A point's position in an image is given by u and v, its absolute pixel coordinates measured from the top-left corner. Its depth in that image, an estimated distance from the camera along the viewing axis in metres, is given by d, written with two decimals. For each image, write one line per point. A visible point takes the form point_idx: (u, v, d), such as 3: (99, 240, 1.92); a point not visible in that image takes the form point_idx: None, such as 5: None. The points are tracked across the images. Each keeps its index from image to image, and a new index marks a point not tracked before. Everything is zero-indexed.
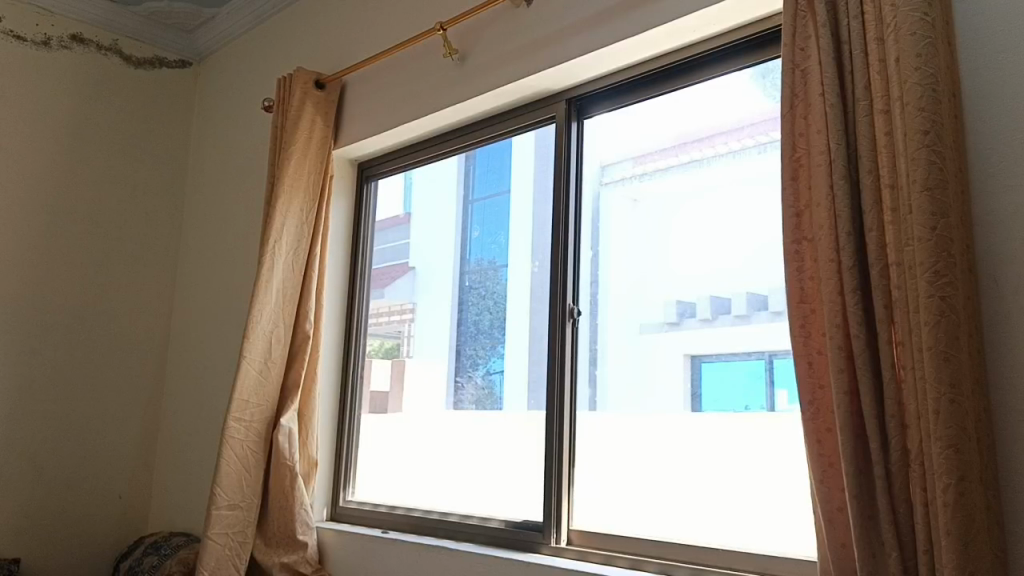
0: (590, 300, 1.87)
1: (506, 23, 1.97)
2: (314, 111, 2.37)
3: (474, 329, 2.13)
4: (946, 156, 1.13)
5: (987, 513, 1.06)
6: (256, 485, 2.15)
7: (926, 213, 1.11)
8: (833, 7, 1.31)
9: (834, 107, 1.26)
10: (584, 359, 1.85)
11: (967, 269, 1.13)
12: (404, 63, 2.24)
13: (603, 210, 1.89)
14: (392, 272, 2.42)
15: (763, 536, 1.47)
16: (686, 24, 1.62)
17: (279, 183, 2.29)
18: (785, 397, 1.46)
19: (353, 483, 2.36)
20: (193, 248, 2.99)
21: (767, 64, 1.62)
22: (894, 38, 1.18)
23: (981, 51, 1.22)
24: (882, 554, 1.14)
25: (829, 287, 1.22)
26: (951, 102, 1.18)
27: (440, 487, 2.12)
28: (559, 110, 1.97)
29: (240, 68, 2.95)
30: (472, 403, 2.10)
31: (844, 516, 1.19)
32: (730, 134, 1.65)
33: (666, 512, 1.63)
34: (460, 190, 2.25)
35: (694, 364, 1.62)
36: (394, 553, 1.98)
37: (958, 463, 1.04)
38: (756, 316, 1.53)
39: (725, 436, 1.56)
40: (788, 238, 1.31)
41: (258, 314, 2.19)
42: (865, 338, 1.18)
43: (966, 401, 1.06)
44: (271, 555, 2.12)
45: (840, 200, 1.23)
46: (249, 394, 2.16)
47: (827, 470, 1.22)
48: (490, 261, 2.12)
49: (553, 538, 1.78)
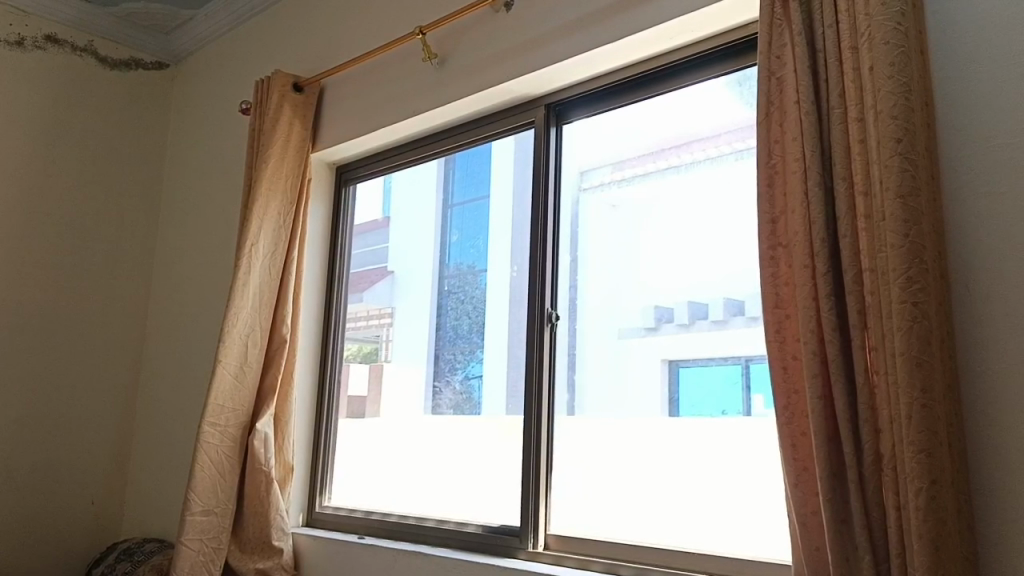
0: (568, 304, 1.87)
1: (485, 28, 1.98)
2: (292, 115, 2.36)
3: (452, 333, 2.13)
4: (919, 164, 1.15)
5: (958, 516, 1.07)
6: (232, 490, 2.13)
7: (898, 220, 1.12)
8: (809, 16, 1.33)
9: (810, 115, 1.27)
10: (562, 363, 1.85)
11: (940, 275, 1.15)
12: (384, 67, 2.24)
13: (582, 215, 1.90)
14: (371, 276, 2.41)
15: (739, 540, 1.48)
16: (663, 31, 1.63)
17: (256, 186, 2.28)
18: (761, 401, 1.47)
19: (330, 488, 2.34)
20: (169, 250, 2.96)
21: (744, 72, 1.64)
22: (869, 47, 1.20)
23: (954, 61, 1.24)
24: (856, 557, 1.15)
25: (804, 292, 1.23)
26: (925, 110, 1.19)
27: (417, 492, 2.11)
28: (539, 115, 1.98)
29: (218, 70, 2.93)
30: (449, 408, 2.09)
31: (818, 519, 1.20)
32: (707, 140, 1.67)
33: (643, 516, 1.64)
34: (440, 195, 2.25)
35: (671, 368, 1.63)
36: (371, 558, 1.96)
37: (930, 467, 1.05)
38: (733, 321, 1.54)
39: (702, 440, 1.56)
40: (763, 244, 1.32)
41: (235, 318, 2.18)
42: (839, 343, 1.20)
43: (937, 405, 1.08)
44: (245, 561, 2.10)
45: (815, 207, 1.24)
46: (225, 399, 2.15)
47: (802, 473, 1.23)
48: (469, 265, 2.12)
49: (531, 542, 1.78)
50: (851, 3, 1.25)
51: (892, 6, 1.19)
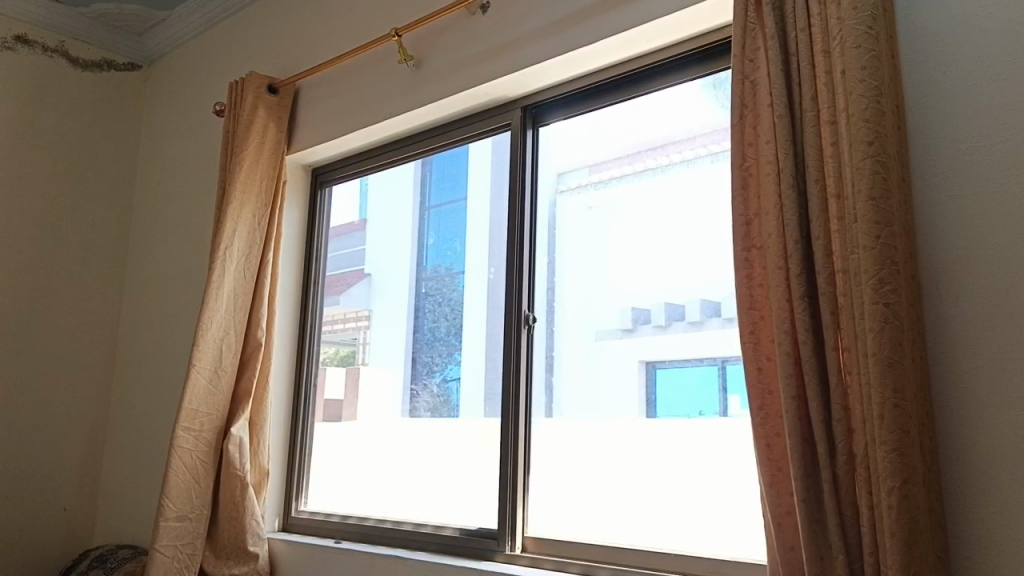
0: (545, 306, 1.88)
1: (461, 30, 1.98)
2: (266, 117, 2.35)
3: (430, 336, 2.12)
4: (891, 166, 1.16)
5: (930, 514, 1.08)
6: (206, 496, 2.11)
7: (870, 222, 1.13)
8: (782, 19, 1.34)
9: (783, 117, 1.28)
10: (539, 365, 1.85)
11: (911, 276, 1.16)
12: (360, 69, 2.23)
13: (559, 217, 1.90)
14: (347, 278, 2.40)
15: (716, 540, 1.48)
16: (638, 34, 1.64)
17: (230, 189, 2.26)
18: (737, 402, 1.48)
19: (306, 492, 2.33)
20: (142, 253, 2.93)
21: (719, 74, 1.65)
22: (841, 51, 1.21)
23: (924, 65, 1.26)
24: (830, 556, 1.15)
25: (778, 294, 1.24)
26: (896, 113, 1.21)
27: (395, 495, 2.10)
28: (515, 118, 1.98)
29: (191, 71, 2.91)
30: (427, 411, 2.09)
31: (793, 519, 1.21)
32: (682, 143, 1.68)
33: (620, 517, 1.64)
34: (417, 197, 2.24)
35: (648, 370, 1.63)
36: (348, 563, 1.95)
37: (902, 467, 1.06)
38: (709, 322, 1.55)
39: (679, 441, 1.57)
40: (737, 246, 1.33)
41: (208, 322, 2.16)
42: (812, 344, 1.21)
43: (909, 405, 1.09)
44: (221, 567, 2.08)
45: (788, 209, 1.25)
46: (199, 403, 2.13)
47: (776, 474, 1.24)
48: (447, 267, 2.12)
49: (508, 545, 1.77)
50: (823, 7, 1.27)
51: (863, 11, 1.20)
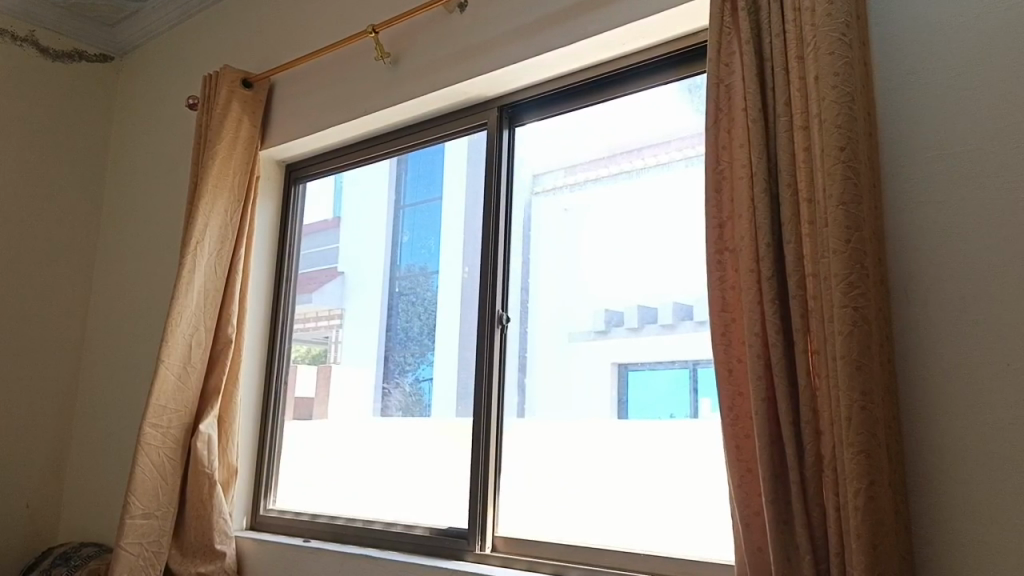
0: (518, 306, 1.88)
1: (438, 29, 1.98)
2: (240, 112, 2.33)
3: (403, 335, 2.11)
4: (861, 172, 1.17)
5: (895, 516, 1.09)
6: (173, 493, 2.09)
7: (841, 226, 1.15)
8: (757, 25, 1.35)
9: (757, 122, 1.30)
10: (512, 365, 1.85)
11: (880, 281, 1.17)
12: (336, 65, 2.22)
13: (534, 217, 1.90)
14: (319, 277, 2.38)
15: (685, 541, 1.49)
16: (615, 36, 1.65)
17: (202, 183, 2.24)
18: (708, 405, 1.49)
19: (275, 491, 2.31)
20: (111, 248, 2.89)
21: (694, 79, 1.66)
22: (814, 57, 1.23)
23: (895, 73, 1.28)
24: (796, 557, 1.16)
25: (749, 296, 1.25)
26: (867, 120, 1.22)
27: (366, 494, 2.09)
28: (491, 117, 1.98)
29: (164, 64, 2.87)
30: (398, 410, 2.08)
31: (761, 520, 1.22)
32: (658, 146, 1.69)
33: (591, 518, 1.64)
34: (392, 196, 2.23)
35: (620, 371, 1.64)
36: (318, 562, 1.94)
37: (868, 468, 1.08)
38: (681, 325, 1.56)
39: (651, 443, 1.57)
40: (710, 248, 1.34)
41: (178, 318, 2.13)
42: (782, 346, 1.22)
43: (876, 408, 1.10)
44: (187, 565, 2.06)
45: (761, 213, 1.26)
46: (167, 400, 2.10)
47: (746, 475, 1.25)
48: (421, 266, 2.11)
49: (478, 545, 1.77)
50: (798, 13, 1.28)
51: (837, 18, 1.22)
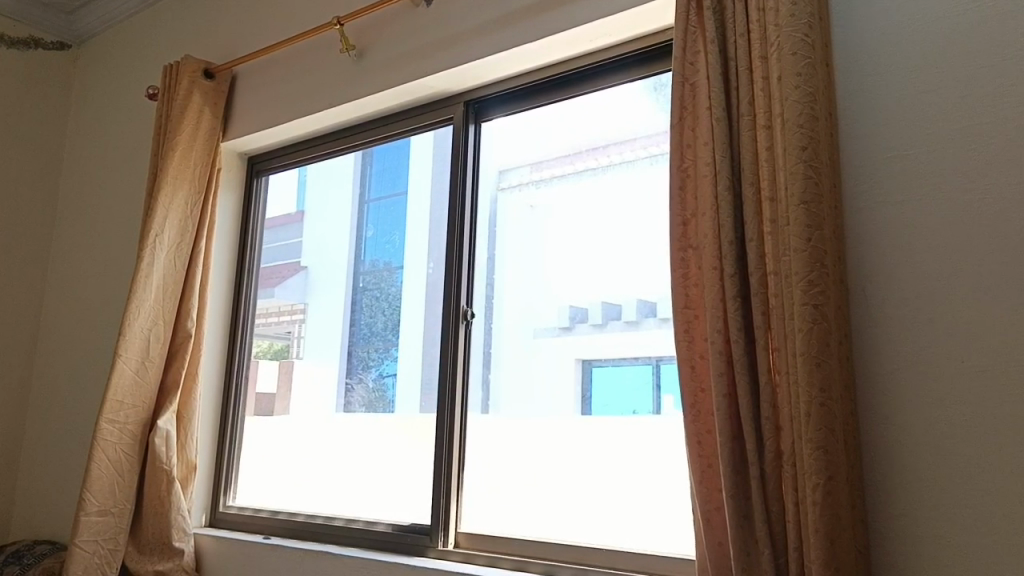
0: (483, 302, 1.87)
1: (404, 23, 1.96)
2: (201, 103, 2.29)
3: (366, 331, 2.10)
4: (822, 171, 1.19)
5: (853, 510, 1.11)
6: (130, 490, 2.05)
7: (802, 225, 1.16)
8: (721, 24, 1.36)
9: (721, 121, 1.31)
10: (477, 361, 1.85)
11: (840, 279, 1.19)
12: (300, 57, 2.20)
13: (499, 213, 1.90)
14: (282, 271, 2.35)
15: (647, 537, 1.50)
16: (581, 33, 1.65)
17: (162, 175, 2.20)
18: (671, 401, 1.50)
19: (235, 488, 2.28)
20: (68, 240, 2.83)
21: (658, 77, 1.67)
22: (778, 58, 1.24)
23: (855, 74, 1.30)
24: (756, 552, 1.18)
25: (712, 294, 1.27)
26: (829, 121, 1.24)
27: (327, 491, 2.07)
28: (457, 112, 1.97)
29: (124, 53, 2.82)
30: (361, 406, 2.06)
31: (721, 516, 1.23)
32: (623, 144, 1.69)
33: (554, 514, 1.64)
34: (356, 190, 2.21)
35: (584, 368, 1.64)
36: (278, 559, 1.91)
37: (827, 464, 1.09)
38: (645, 321, 1.57)
39: (614, 439, 1.58)
40: (674, 245, 1.35)
41: (136, 311, 2.09)
42: (744, 343, 1.23)
43: (835, 404, 1.12)
44: (143, 563, 2.02)
45: (724, 211, 1.27)
46: (124, 395, 2.06)
47: (707, 470, 1.26)
48: (385, 262, 2.10)
49: (440, 541, 1.76)
50: (762, 13, 1.29)
51: (800, 19, 1.23)
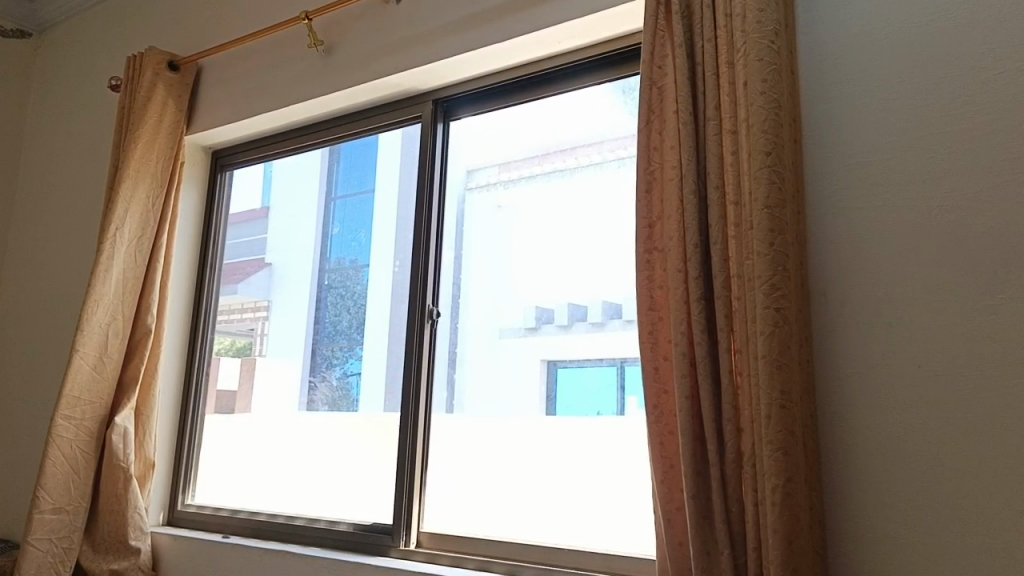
0: (449, 302, 1.87)
1: (374, 19, 1.95)
2: (166, 95, 2.26)
3: (331, 329, 2.08)
4: (786, 176, 1.21)
5: (810, 512, 1.13)
6: (86, 487, 2.01)
7: (765, 229, 1.17)
8: (689, 29, 1.38)
9: (687, 125, 1.32)
10: (442, 360, 1.84)
11: (801, 283, 1.20)
12: (267, 52, 2.17)
13: (467, 213, 1.89)
14: (245, 267, 2.33)
15: (609, 537, 1.51)
16: (551, 34, 1.66)
17: (123, 168, 2.16)
18: (634, 402, 1.51)
19: (194, 486, 2.25)
20: (24, 231, 2.77)
21: (627, 80, 1.68)
22: (744, 63, 1.25)
23: (819, 82, 1.32)
24: (716, 552, 1.19)
25: (677, 295, 1.28)
26: (793, 127, 1.25)
27: (288, 490, 2.05)
28: (425, 110, 1.96)
29: (87, 43, 2.77)
30: (324, 405, 2.05)
31: (682, 516, 1.25)
32: (591, 146, 1.70)
33: (517, 514, 1.65)
34: (323, 187, 2.20)
35: (550, 369, 1.65)
36: (237, 559, 1.89)
37: (786, 465, 1.11)
38: (610, 323, 1.58)
39: (578, 439, 1.59)
40: (640, 247, 1.36)
41: (94, 306, 2.06)
42: (707, 345, 1.24)
43: (794, 406, 1.13)
44: (98, 562, 1.99)
45: (690, 214, 1.29)
46: (81, 391, 2.02)
47: (668, 471, 1.27)
48: (352, 260, 2.09)
49: (402, 540, 1.75)
50: (729, 19, 1.31)
51: (766, 25, 1.25)
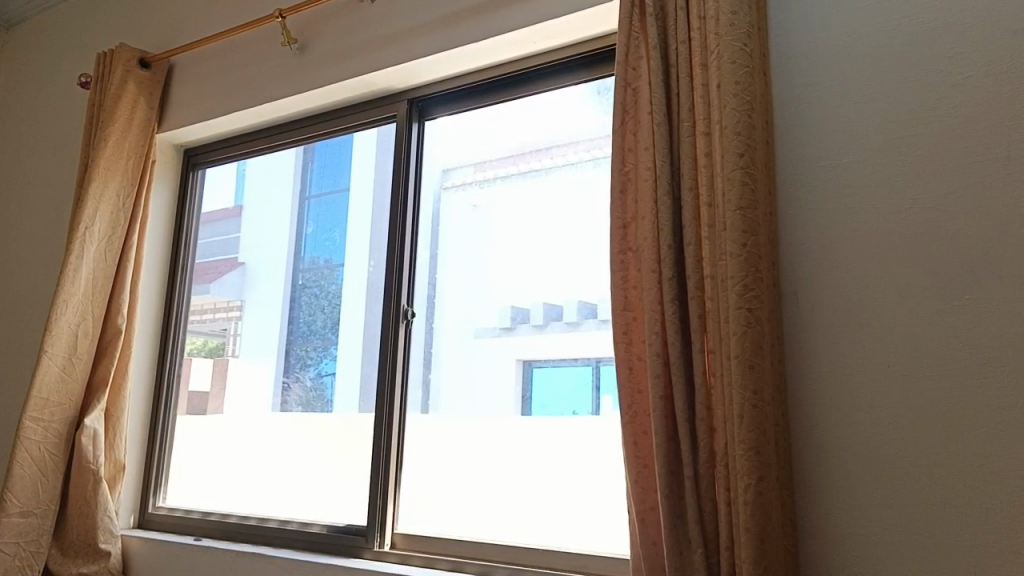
0: (424, 302, 1.86)
1: (347, 18, 1.94)
2: (136, 92, 2.23)
3: (305, 329, 2.07)
4: (758, 178, 1.21)
5: (782, 510, 1.14)
6: (54, 490, 1.98)
7: (738, 230, 1.18)
8: (664, 31, 1.38)
9: (662, 126, 1.33)
10: (417, 360, 1.84)
11: (773, 284, 1.21)
12: (240, 49, 2.15)
13: (442, 212, 1.89)
14: (218, 266, 2.31)
15: (583, 536, 1.51)
16: (526, 35, 1.66)
17: (93, 166, 2.13)
18: (609, 401, 1.52)
19: (165, 488, 2.22)
20: None
21: (603, 81, 1.68)
22: (717, 65, 1.26)
23: (791, 84, 1.33)
24: (689, 551, 1.20)
25: (651, 296, 1.28)
26: (765, 129, 1.26)
27: (261, 491, 2.04)
28: (400, 110, 1.95)
29: (55, 39, 2.73)
30: (298, 405, 2.04)
31: (655, 515, 1.25)
32: (565, 146, 1.71)
33: (492, 515, 1.64)
34: (297, 185, 2.18)
35: (525, 368, 1.65)
36: (209, 562, 1.87)
37: (758, 465, 1.12)
38: (585, 323, 1.58)
39: (553, 439, 1.59)
40: (614, 248, 1.37)
41: (63, 307, 2.03)
42: (680, 346, 1.25)
43: (767, 406, 1.14)
44: (68, 565, 1.96)
45: (664, 215, 1.29)
46: (50, 393, 1.99)
47: (643, 471, 1.28)
48: (326, 259, 2.07)
49: (376, 542, 1.74)
50: (703, 22, 1.32)
51: (739, 28, 1.26)
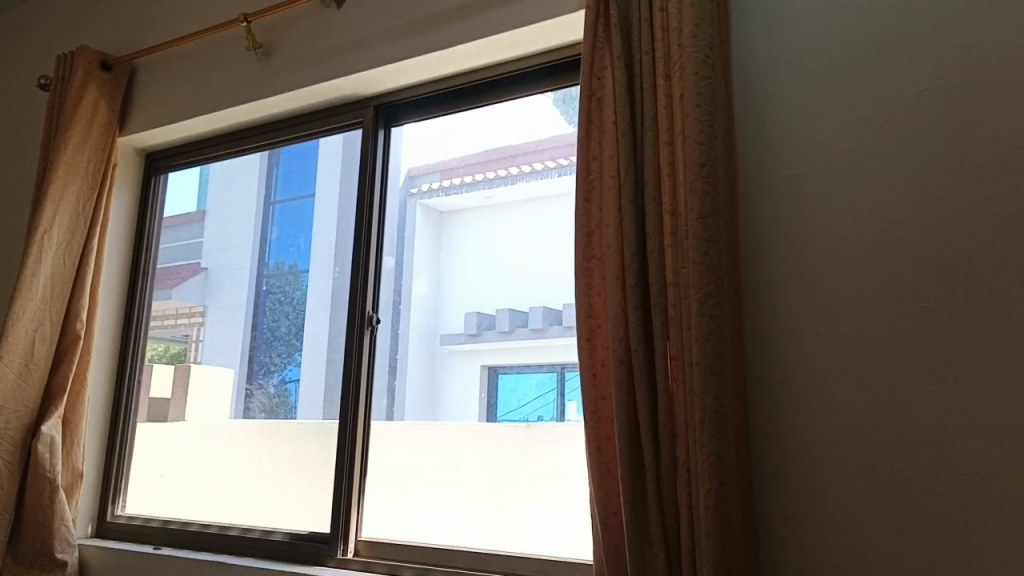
0: (389, 308, 1.86)
1: (314, 23, 1.94)
2: (98, 94, 2.20)
3: (269, 335, 2.06)
4: (720, 188, 1.23)
5: (742, 515, 1.15)
6: (8, 499, 1.94)
7: (700, 238, 1.20)
8: (628, 41, 1.40)
9: (626, 135, 1.34)
10: (382, 366, 1.83)
11: (734, 291, 1.23)
12: (205, 53, 2.14)
13: (408, 218, 1.89)
14: (180, 272, 2.28)
15: (547, 542, 1.52)
16: (492, 43, 1.67)
17: (52, 168, 2.09)
18: (574, 408, 1.53)
19: (124, 496, 2.19)
20: None
21: (569, 90, 1.70)
22: (680, 76, 1.28)
23: (752, 96, 1.36)
24: (651, 555, 1.21)
25: (614, 302, 1.30)
26: (727, 138, 1.29)
27: (223, 498, 2.01)
28: (366, 116, 1.95)
29: (13, 40, 2.68)
30: (261, 412, 2.02)
31: (618, 519, 1.26)
32: (531, 154, 1.72)
33: (457, 521, 1.64)
34: (262, 190, 2.17)
35: (489, 375, 1.66)
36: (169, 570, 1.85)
37: (719, 469, 1.13)
38: (551, 329, 1.59)
39: (517, 445, 1.60)
40: (579, 255, 1.38)
41: (20, 312, 1.99)
42: (644, 352, 1.26)
43: (727, 411, 1.16)
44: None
45: (628, 223, 1.31)
46: (5, 399, 1.95)
47: (606, 475, 1.29)
48: (290, 264, 2.07)
49: (339, 550, 1.73)
50: (666, 33, 1.34)
51: (702, 39, 1.28)
